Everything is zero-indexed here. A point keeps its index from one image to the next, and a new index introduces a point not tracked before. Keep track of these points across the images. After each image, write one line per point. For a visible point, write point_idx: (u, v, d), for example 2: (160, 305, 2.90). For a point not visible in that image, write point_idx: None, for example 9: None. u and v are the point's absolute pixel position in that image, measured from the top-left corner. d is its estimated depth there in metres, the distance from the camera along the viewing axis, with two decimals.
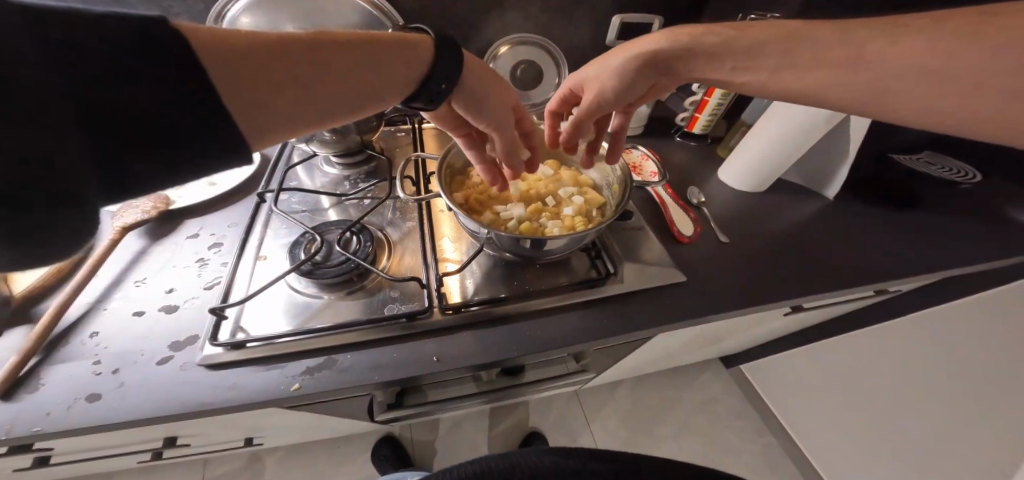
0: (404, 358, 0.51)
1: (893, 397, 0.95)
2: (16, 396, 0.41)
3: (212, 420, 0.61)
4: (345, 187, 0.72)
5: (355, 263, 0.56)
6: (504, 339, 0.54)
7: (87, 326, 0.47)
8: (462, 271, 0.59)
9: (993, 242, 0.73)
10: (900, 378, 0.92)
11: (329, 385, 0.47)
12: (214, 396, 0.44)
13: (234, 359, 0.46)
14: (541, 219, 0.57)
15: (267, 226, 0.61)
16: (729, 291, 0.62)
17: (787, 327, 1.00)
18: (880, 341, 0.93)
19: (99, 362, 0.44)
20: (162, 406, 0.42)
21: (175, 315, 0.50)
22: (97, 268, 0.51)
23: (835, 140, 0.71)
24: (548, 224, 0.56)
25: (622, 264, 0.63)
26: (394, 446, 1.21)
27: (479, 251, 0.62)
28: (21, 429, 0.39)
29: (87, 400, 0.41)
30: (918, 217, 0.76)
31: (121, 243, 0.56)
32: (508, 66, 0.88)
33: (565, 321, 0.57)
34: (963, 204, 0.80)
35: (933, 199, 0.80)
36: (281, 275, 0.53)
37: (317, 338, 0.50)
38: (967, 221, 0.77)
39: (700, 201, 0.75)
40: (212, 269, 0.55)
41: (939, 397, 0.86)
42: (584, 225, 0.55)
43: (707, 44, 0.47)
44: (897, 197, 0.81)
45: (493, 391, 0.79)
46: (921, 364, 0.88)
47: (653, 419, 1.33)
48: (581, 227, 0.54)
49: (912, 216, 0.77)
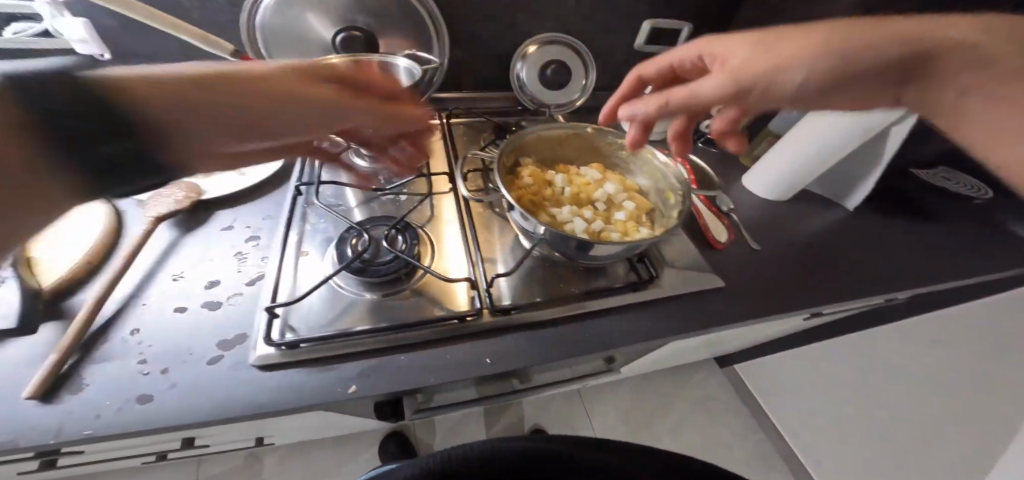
0: (457, 359, 0.51)
1: (888, 396, 1.00)
2: (58, 398, 0.37)
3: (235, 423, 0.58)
4: (378, 182, 0.71)
5: (406, 261, 0.55)
6: (553, 341, 0.55)
7: (127, 322, 0.44)
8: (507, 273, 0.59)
9: (993, 255, 0.78)
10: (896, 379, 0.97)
11: (385, 387, 0.46)
12: (272, 398, 0.42)
13: (287, 360, 0.45)
14: (594, 221, 0.57)
15: (305, 221, 0.59)
16: (763, 296, 0.65)
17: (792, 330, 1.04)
18: (882, 343, 0.97)
19: (145, 361, 0.41)
20: (223, 411, 0.40)
21: (220, 313, 0.47)
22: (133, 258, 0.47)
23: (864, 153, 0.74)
24: (601, 227, 0.57)
25: (662, 269, 0.65)
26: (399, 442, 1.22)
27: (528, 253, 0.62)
28: (70, 434, 0.35)
29: (138, 402, 0.38)
30: (929, 229, 0.80)
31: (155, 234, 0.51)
32: (539, 65, 0.87)
33: (611, 323, 0.58)
34: (965, 215, 0.86)
35: (940, 210, 0.85)
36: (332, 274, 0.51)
37: (370, 339, 0.49)
38: (972, 234, 0.82)
39: (730, 207, 0.77)
40: (254, 266, 0.53)
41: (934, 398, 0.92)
42: (637, 231, 0.56)
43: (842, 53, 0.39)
44: (908, 208, 0.85)
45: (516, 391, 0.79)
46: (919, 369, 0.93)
47: (653, 415, 1.37)
48: (636, 233, 0.55)
49: (922, 228, 0.81)
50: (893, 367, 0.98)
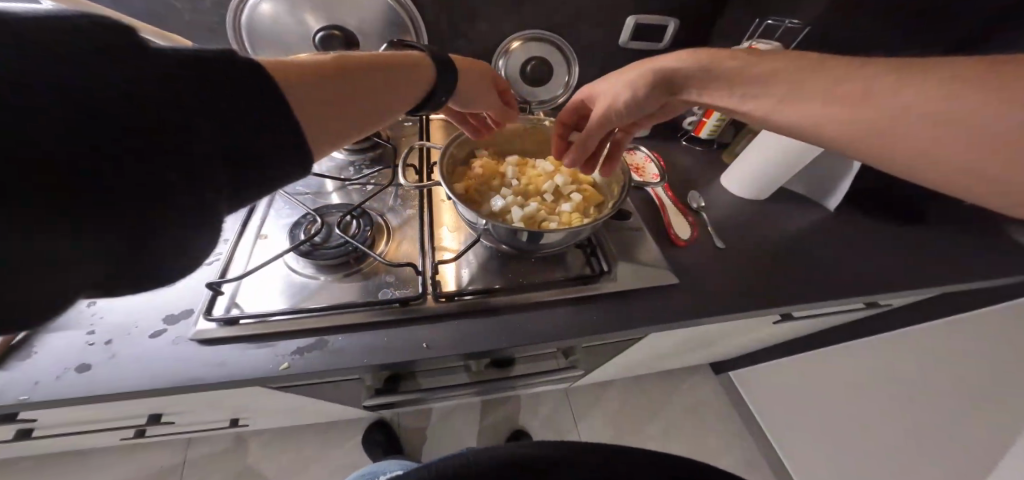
0: (392, 343, 0.50)
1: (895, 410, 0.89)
2: (10, 363, 0.41)
3: (141, 401, 0.57)
4: (349, 173, 0.73)
5: (352, 246, 0.56)
6: (493, 329, 0.53)
7: (86, 296, 0.48)
8: (458, 259, 0.59)
9: (1004, 259, 0.70)
10: (896, 387, 0.88)
11: (314, 363, 0.47)
12: (202, 372, 0.44)
13: (226, 335, 0.47)
14: (540, 213, 0.54)
15: (270, 207, 0.63)
16: (730, 293, 0.60)
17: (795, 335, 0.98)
18: (893, 356, 0.87)
19: (92, 332, 0.45)
20: (152, 380, 0.42)
21: (173, 288, 0.50)
22: None
23: (836, 161, 0.69)
24: (547, 218, 0.55)
25: (617, 263, 0.61)
26: (385, 432, 1.26)
27: (476, 241, 0.62)
28: (6, 397, 0.39)
29: (77, 370, 0.42)
30: (938, 237, 0.71)
31: None
32: (518, 61, 0.87)
33: (560, 314, 0.56)
34: (968, 216, 0.78)
35: (942, 213, 0.77)
36: (280, 254, 0.53)
37: (307, 317, 0.50)
38: (976, 235, 0.74)
39: (699, 205, 0.70)
40: (216, 245, 0.57)
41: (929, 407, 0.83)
42: (580, 221, 0.52)
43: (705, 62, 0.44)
44: (905, 208, 0.77)
45: (459, 382, 0.75)
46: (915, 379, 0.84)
47: (638, 418, 1.36)
48: (579, 224, 0.52)
49: (920, 228, 0.73)
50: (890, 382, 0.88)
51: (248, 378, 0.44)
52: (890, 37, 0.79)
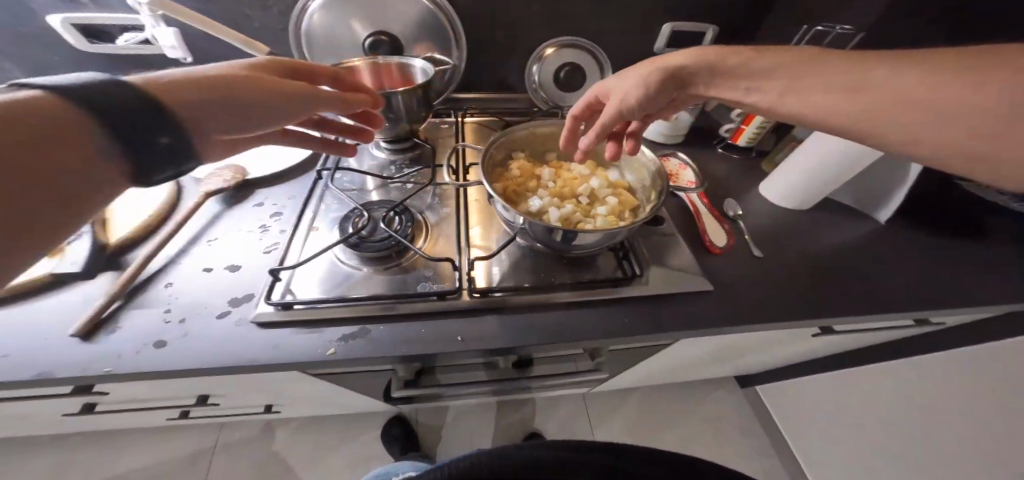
0: (431, 335, 0.52)
1: (943, 437, 0.83)
2: (97, 336, 0.45)
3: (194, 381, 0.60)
4: (390, 171, 0.77)
5: (396, 240, 0.59)
6: (528, 327, 0.54)
7: (162, 277, 0.52)
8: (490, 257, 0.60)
9: None
10: (946, 413, 0.82)
11: (359, 351, 0.49)
12: (263, 354, 0.47)
13: (281, 318, 0.50)
14: (575, 214, 0.55)
15: (320, 201, 0.66)
16: (769, 304, 0.58)
17: (829, 350, 0.94)
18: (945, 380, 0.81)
19: (169, 311, 0.48)
20: (221, 359, 0.46)
21: (237, 273, 0.54)
22: (181, 225, 0.57)
23: (886, 171, 0.66)
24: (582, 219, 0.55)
25: (650, 268, 0.62)
26: (403, 427, 1.29)
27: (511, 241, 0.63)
28: (94, 368, 0.42)
29: (155, 346, 0.45)
30: (991, 250, 0.67)
31: (203, 206, 0.62)
32: (553, 67, 0.88)
33: (593, 316, 0.56)
34: None
35: (1002, 228, 0.72)
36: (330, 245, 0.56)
37: (353, 306, 0.53)
38: None
39: (737, 213, 0.69)
40: (272, 235, 0.60)
41: (985, 436, 0.77)
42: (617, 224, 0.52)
43: (728, 65, 0.44)
44: (961, 222, 0.73)
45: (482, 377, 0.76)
46: (968, 405, 0.78)
47: (658, 428, 1.34)
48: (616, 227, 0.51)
49: (978, 243, 0.69)
50: (939, 407, 0.83)
51: (301, 361, 0.47)
52: (947, 43, 0.75)
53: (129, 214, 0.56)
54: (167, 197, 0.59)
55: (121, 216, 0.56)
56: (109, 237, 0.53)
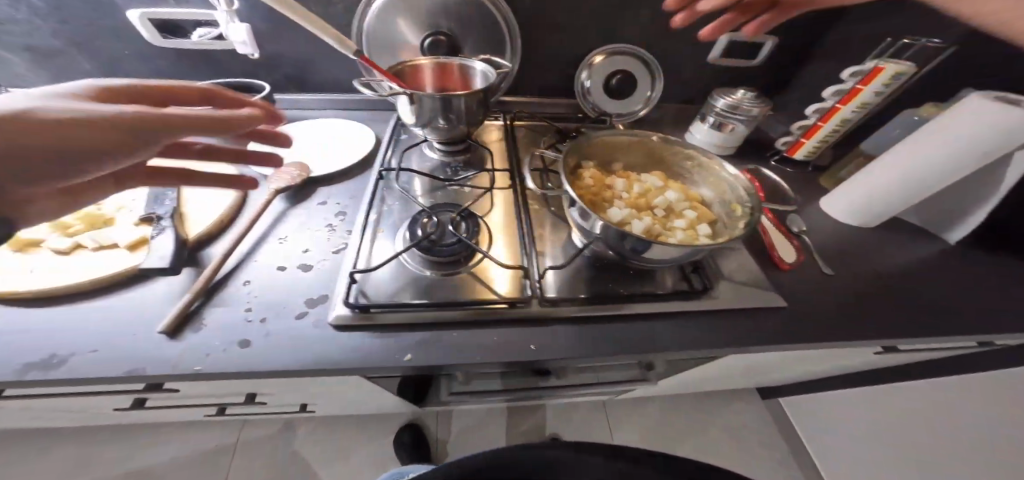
0: (506, 343, 0.51)
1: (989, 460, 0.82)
2: (183, 333, 0.45)
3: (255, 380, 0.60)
4: (446, 174, 0.76)
5: (466, 246, 0.58)
6: (602, 338, 0.54)
7: (239, 275, 0.52)
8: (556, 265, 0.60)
9: None
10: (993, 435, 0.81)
11: (438, 358, 0.49)
12: (343, 356, 0.47)
13: (359, 322, 0.50)
14: (656, 227, 0.54)
15: (383, 203, 0.66)
16: (840, 322, 0.57)
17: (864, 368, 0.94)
18: None
19: (250, 310, 0.49)
20: (303, 359, 0.46)
21: (310, 274, 0.55)
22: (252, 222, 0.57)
23: (959, 191, 0.66)
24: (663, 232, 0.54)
25: (718, 281, 0.61)
26: (414, 435, 1.28)
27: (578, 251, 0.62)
28: (185, 366, 0.42)
29: (240, 345, 0.45)
30: None
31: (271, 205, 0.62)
32: (602, 75, 0.87)
33: (665, 328, 0.56)
34: None
35: None
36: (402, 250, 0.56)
37: (428, 311, 0.52)
38: None
39: (801, 229, 0.69)
40: (340, 236, 0.61)
41: None
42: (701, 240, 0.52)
43: None
44: None
45: (526, 389, 0.74)
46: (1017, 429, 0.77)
47: (679, 437, 1.33)
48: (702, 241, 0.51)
49: None
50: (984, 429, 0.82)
51: (383, 366, 0.47)
52: None
53: (202, 210, 0.56)
54: (235, 195, 0.59)
55: (194, 211, 0.56)
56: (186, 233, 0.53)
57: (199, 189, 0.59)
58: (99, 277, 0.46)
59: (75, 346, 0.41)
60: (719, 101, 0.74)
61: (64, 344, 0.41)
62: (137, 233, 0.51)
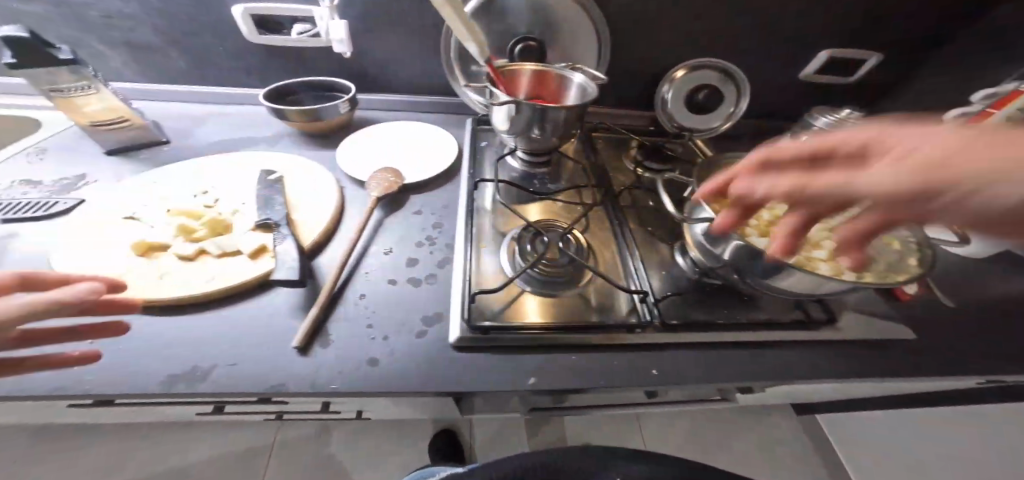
0: (631, 370, 0.49)
1: None
2: (313, 349, 0.43)
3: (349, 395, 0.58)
4: (535, 185, 0.74)
5: (579, 265, 0.56)
6: (727, 366, 0.51)
7: (353, 288, 0.50)
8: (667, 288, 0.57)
9: None
10: None
11: (567, 383, 0.46)
12: (472, 379, 0.45)
13: (481, 343, 0.47)
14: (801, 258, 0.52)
15: (480, 215, 0.64)
16: (963, 356, 0.56)
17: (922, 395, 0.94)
18: None
19: (372, 326, 0.47)
20: (433, 381, 0.43)
21: (422, 289, 0.53)
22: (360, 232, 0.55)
23: None
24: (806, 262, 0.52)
25: (835, 310, 0.59)
26: (446, 440, 1.26)
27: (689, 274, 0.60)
28: (321, 384, 0.40)
29: (369, 364, 0.43)
30: None
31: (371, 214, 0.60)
32: (683, 92, 0.84)
33: (789, 357, 0.53)
34: None
35: None
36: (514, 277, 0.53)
37: (548, 333, 0.50)
38: None
39: None
40: (441, 249, 0.59)
41: None
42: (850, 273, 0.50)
43: None
44: None
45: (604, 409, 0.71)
46: None
47: (713, 452, 1.31)
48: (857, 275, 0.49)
49: None
50: None
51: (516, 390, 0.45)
52: None
53: (310, 218, 0.55)
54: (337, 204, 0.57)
55: (302, 219, 0.55)
56: (300, 241, 0.52)
57: (302, 197, 0.58)
58: (230, 284, 0.45)
59: (216, 359, 0.40)
60: (820, 119, 0.72)
61: (205, 356, 0.40)
62: (258, 240, 0.49)
